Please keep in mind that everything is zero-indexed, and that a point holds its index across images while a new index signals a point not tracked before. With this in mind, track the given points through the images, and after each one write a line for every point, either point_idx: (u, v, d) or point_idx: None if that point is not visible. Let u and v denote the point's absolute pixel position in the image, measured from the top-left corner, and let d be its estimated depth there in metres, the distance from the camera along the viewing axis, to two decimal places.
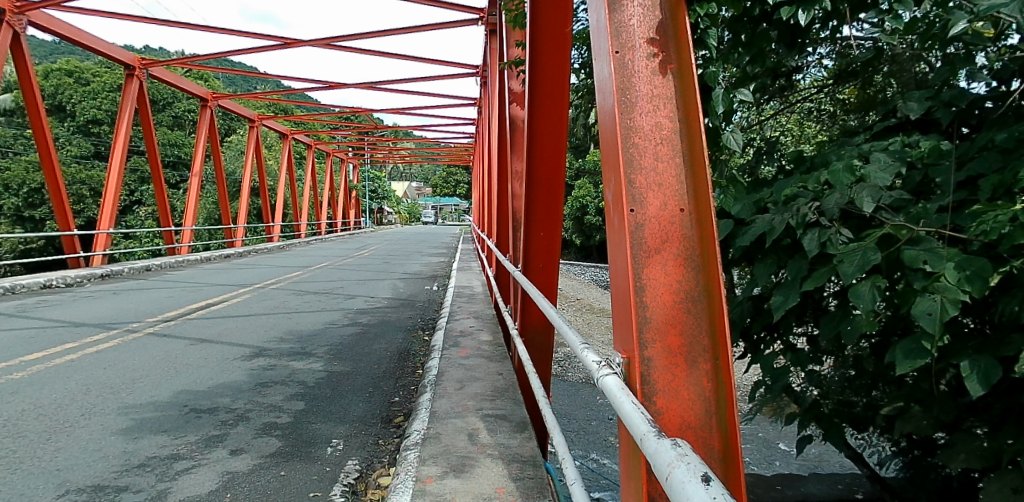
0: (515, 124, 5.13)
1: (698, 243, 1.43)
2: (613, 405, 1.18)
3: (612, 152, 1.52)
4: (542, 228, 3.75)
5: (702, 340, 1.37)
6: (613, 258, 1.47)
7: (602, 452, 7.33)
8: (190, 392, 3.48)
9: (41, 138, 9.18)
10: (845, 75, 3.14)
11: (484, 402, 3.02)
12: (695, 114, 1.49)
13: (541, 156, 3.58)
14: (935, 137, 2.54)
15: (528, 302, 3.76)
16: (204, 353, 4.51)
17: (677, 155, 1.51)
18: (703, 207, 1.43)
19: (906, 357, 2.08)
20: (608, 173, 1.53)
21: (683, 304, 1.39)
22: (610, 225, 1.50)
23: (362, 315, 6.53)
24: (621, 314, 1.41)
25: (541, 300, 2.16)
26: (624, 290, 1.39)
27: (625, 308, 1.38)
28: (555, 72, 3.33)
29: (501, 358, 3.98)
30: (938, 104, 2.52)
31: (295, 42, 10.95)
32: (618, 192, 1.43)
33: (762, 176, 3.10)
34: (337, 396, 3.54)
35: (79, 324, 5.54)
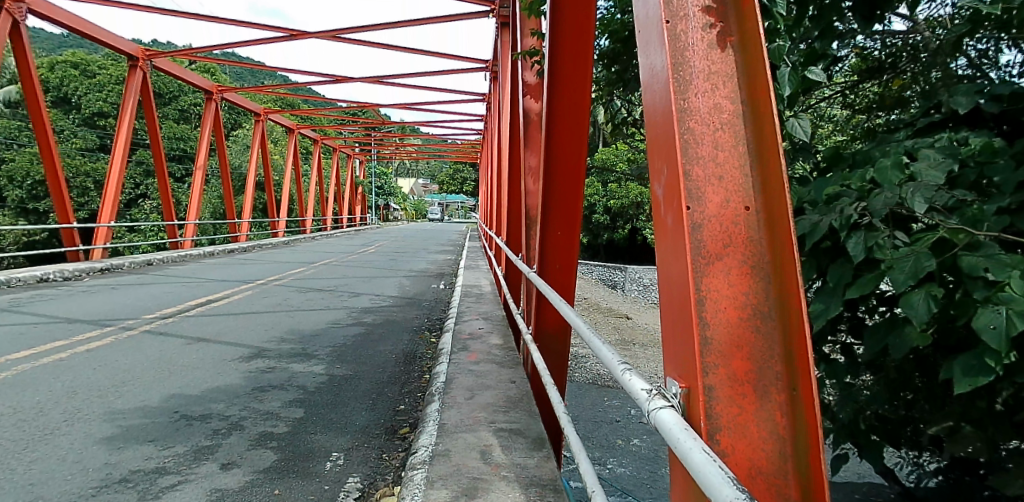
0: (529, 117, 4.90)
1: (768, 246, 1.19)
2: (671, 448, 0.94)
3: (661, 137, 1.28)
4: (560, 226, 3.44)
5: (775, 366, 1.14)
6: (664, 262, 1.24)
7: (610, 456, 7.12)
8: (182, 397, 3.27)
9: (41, 128, 9.00)
10: (870, 72, 2.92)
11: (497, 414, 2.78)
12: (763, 92, 1.25)
13: (561, 150, 3.34)
14: (987, 135, 2.23)
15: (544, 304, 3.52)
16: (199, 354, 4.30)
17: (740, 143, 1.27)
18: (772, 205, 1.19)
19: (964, 377, 1.78)
20: (657, 162, 1.29)
21: (751, 322, 1.15)
22: (660, 225, 1.26)
23: (367, 315, 6.32)
24: (675, 332, 1.18)
25: (566, 311, 1.91)
26: (681, 304, 1.16)
27: (681, 327, 1.15)
28: (576, 61, 3.11)
29: (513, 364, 3.75)
30: (988, 97, 2.24)
31: (301, 34, 10.72)
32: (672, 183, 1.19)
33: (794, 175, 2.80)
34: (339, 403, 3.32)
35: (73, 320, 5.34)
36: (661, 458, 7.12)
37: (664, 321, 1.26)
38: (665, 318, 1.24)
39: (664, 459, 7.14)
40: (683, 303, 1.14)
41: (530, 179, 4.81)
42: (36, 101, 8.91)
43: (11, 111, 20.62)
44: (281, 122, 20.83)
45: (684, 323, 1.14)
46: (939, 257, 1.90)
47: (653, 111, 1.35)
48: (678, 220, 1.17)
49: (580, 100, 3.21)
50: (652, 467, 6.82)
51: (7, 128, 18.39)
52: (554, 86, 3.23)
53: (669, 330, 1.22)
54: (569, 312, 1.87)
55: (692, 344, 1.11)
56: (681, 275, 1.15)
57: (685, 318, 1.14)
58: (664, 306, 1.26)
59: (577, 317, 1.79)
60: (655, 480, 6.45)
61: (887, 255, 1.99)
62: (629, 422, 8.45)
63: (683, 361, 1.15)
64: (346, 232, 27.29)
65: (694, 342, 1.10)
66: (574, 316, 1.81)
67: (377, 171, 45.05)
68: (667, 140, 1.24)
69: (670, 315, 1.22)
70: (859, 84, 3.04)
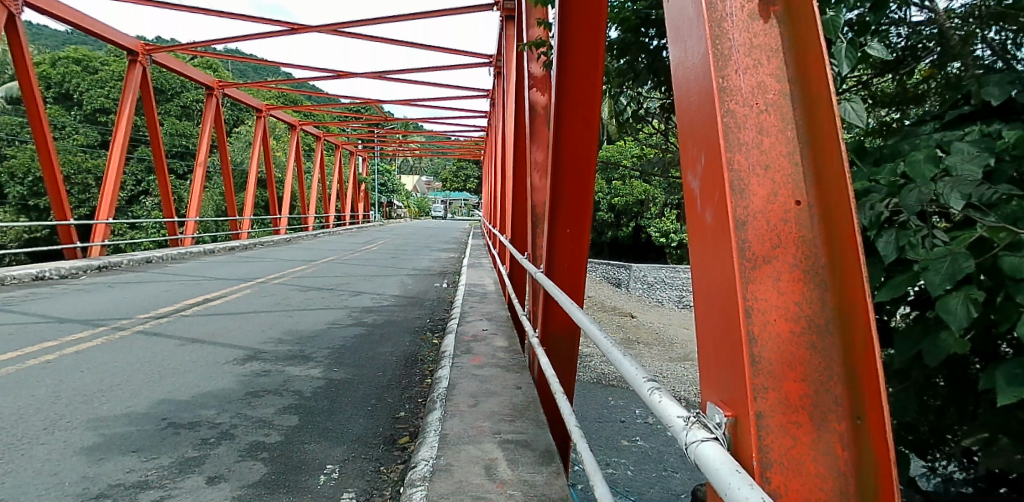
0: (534, 110, 4.72)
1: (824, 248, 1.02)
2: (716, 489, 0.74)
3: (697, 119, 1.10)
4: (569, 223, 3.26)
5: (834, 390, 0.96)
6: (702, 265, 1.07)
7: (615, 456, 6.97)
8: (172, 403, 3.12)
9: (37, 123, 8.85)
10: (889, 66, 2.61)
11: (502, 424, 2.62)
12: (816, 68, 1.07)
13: (569, 144, 3.17)
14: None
15: (551, 304, 3.35)
16: (192, 356, 4.14)
17: (788, 128, 1.10)
18: (828, 198, 1.02)
19: (1009, 388, 1.51)
20: (691, 147, 1.11)
21: (805, 338, 0.98)
22: (696, 223, 1.09)
23: (368, 314, 6.17)
24: (717, 347, 1.01)
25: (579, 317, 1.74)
26: (724, 316, 0.98)
27: (726, 343, 0.97)
28: (586, 52, 2.93)
29: (519, 367, 3.57)
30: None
31: (302, 28, 10.53)
32: (712, 172, 1.02)
33: None
34: (336, 409, 3.15)
35: (64, 320, 5.20)
36: (667, 459, 6.97)
37: (700, 332, 1.09)
38: (704, 332, 1.07)
39: (670, 460, 6.97)
40: (727, 315, 0.97)
41: (536, 174, 4.61)
42: (31, 96, 8.77)
43: (12, 107, 20.53)
44: (284, 119, 20.70)
45: (728, 336, 0.97)
46: (977, 258, 1.64)
47: (685, 89, 1.17)
48: (719, 216, 0.99)
49: (590, 93, 3.03)
50: (658, 468, 6.66)
51: (8, 124, 18.30)
52: (562, 80, 3.06)
53: (709, 343, 1.05)
54: (582, 318, 1.70)
55: (737, 361, 0.94)
56: (725, 280, 0.97)
57: (730, 331, 0.96)
58: (701, 315, 1.08)
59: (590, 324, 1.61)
60: (662, 482, 6.28)
61: (921, 256, 1.74)
62: (634, 422, 8.29)
63: (728, 381, 0.97)
64: (349, 229, 27.17)
65: (742, 359, 0.93)
66: (587, 322, 1.63)
67: (381, 168, 44.89)
68: (703, 121, 1.06)
69: (709, 328, 1.04)
70: (872, 78, 2.74)
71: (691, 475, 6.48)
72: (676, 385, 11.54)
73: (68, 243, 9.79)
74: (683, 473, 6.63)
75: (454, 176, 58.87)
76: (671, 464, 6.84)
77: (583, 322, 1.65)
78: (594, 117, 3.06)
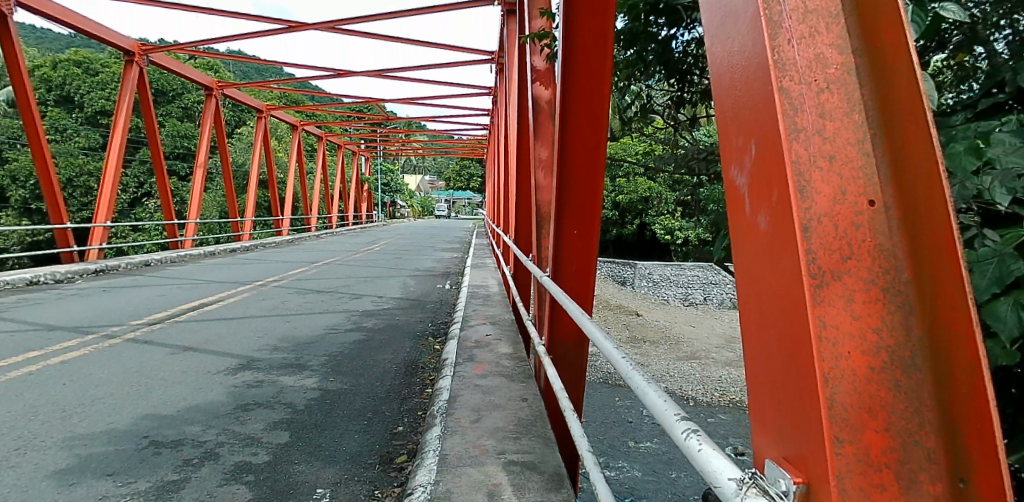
0: (538, 105, 4.50)
1: (908, 260, 0.81)
2: None
3: (742, 98, 0.89)
4: (576, 224, 3.06)
5: (926, 443, 0.76)
6: (751, 281, 0.87)
7: (622, 459, 6.77)
8: (154, 418, 2.93)
9: (31, 125, 8.71)
10: None
11: (506, 441, 2.42)
12: (893, 36, 0.86)
13: (576, 140, 2.96)
14: None
15: (559, 312, 3.15)
16: (183, 365, 3.96)
17: (856, 110, 0.89)
18: (912, 198, 0.81)
19: None
20: (736, 133, 0.91)
21: (888, 378, 0.78)
22: (745, 230, 0.88)
23: (368, 318, 5.99)
24: (776, 385, 0.81)
25: (604, 343, 1.53)
26: (786, 347, 0.78)
27: (789, 381, 0.77)
28: (593, 46, 2.73)
29: (524, 377, 3.36)
30: None
31: (300, 26, 10.33)
32: (763, 167, 0.81)
33: None
34: (329, 424, 2.96)
35: (54, 327, 5.04)
36: (676, 461, 6.77)
37: (749, 361, 0.90)
38: (755, 364, 0.87)
39: (679, 463, 6.75)
40: (787, 347, 0.77)
41: (541, 173, 4.41)
42: (25, 97, 8.63)
43: (13, 111, 20.50)
44: (284, 119, 20.55)
45: (789, 371, 0.77)
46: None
47: (725, 63, 0.95)
48: (777, 219, 0.79)
49: (599, 87, 2.81)
50: (666, 471, 6.45)
51: (9, 127, 18.22)
52: (569, 75, 2.85)
53: (764, 374, 0.85)
54: (607, 346, 1.50)
55: (804, 404, 0.74)
56: (784, 301, 0.78)
57: (792, 364, 0.77)
58: (752, 340, 0.89)
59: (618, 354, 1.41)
60: (671, 486, 6.07)
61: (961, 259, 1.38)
62: (641, 422, 8.09)
63: (789, 427, 0.78)
64: (352, 229, 27.04)
65: (811, 403, 0.73)
66: (616, 351, 1.44)
67: (383, 168, 44.77)
68: (750, 102, 0.86)
69: (762, 361, 0.84)
70: None
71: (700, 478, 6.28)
72: (682, 384, 11.34)
73: (65, 247, 9.66)
74: (692, 476, 6.41)
75: (457, 175, 58.65)
76: (680, 467, 6.62)
77: (612, 353, 1.45)
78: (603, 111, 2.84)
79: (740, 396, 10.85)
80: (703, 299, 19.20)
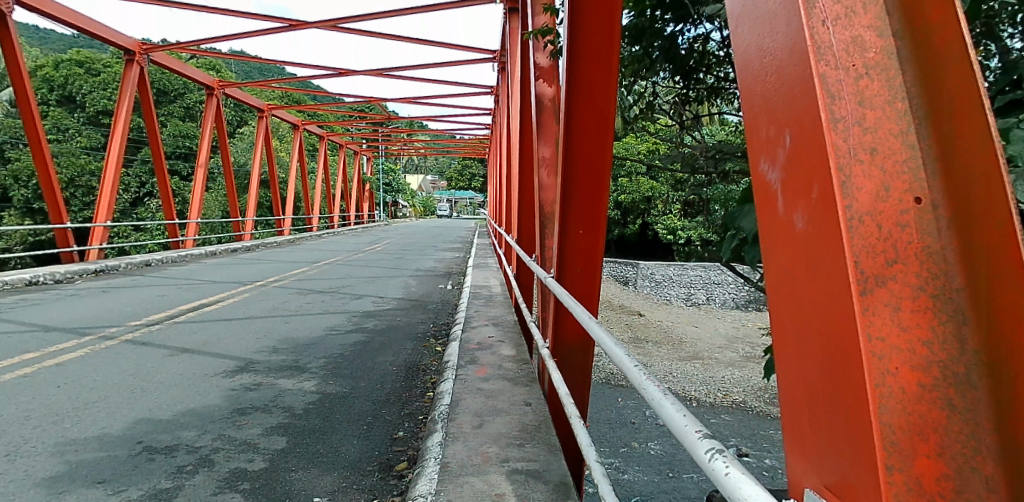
0: (541, 102, 4.41)
1: (961, 265, 0.73)
2: None
3: (773, 87, 0.82)
4: (582, 224, 2.97)
5: (983, 469, 0.68)
6: (785, 286, 0.80)
7: (624, 460, 6.69)
8: (148, 423, 2.86)
9: (31, 124, 8.65)
10: None
11: (510, 449, 2.34)
12: (941, 18, 0.77)
13: (581, 137, 2.88)
14: None
15: (563, 313, 3.07)
16: (180, 368, 3.89)
17: (898, 100, 0.80)
18: (965, 197, 0.73)
19: None
20: (765, 125, 0.83)
21: (938, 397, 0.70)
22: (780, 231, 0.81)
23: (369, 319, 5.91)
24: (815, 401, 0.75)
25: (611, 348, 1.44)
26: (828, 359, 0.71)
27: (830, 397, 0.71)
28: (599, 44, 2.64)
29: (528, 381, 3.28)
30: None
31: (301, 24, 10.24)
32: (800, 167, 0.74)
33: None
34: (328, 429, 2.88)
35: (51, 328, 4.98)
36: (681, 462, 6.69)
37: (783, 372, 0.83)
38: (790, 376, 0.80)
39: (684, 464, 6.67)
40: (832, 365, 0.71)
41: (545, 171, 4.32)
42: (24, 96, 8.56)
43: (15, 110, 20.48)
44: (286, 118, 20.48)
45: (832, 390, 0.71)
46: None
47: (749, 50, 0.87)
48: (815, 226, 0.72)
49: (605, 86, 2.73)
50: (670, 473, 6.37)
51: (10, 127, 18.21)
52: (573, 74, 2.77)
53: (800, 387, 0.78)
54: (616, 350, 1.41)
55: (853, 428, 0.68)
56: (828, 312, 0.71)
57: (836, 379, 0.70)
58: (789, 350, 0.82)
59: (629, 362, 1.32)
60: (675, 488, 5.99)
61: None
62: (645, 423, 8.01)
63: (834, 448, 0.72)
64: (353, 229, 26.98)
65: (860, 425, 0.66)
66: (626, 358, 1.35)
67: (385, 167, 44.70)
68: (782, 93, 0.78)
69: (798, 372, 0.78)
70: None
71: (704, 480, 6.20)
72: (686, 385, 11.26)
73: (65, 246, 9.61)
74: (695, 477, 6.34)
75: (459, 175, 58.57)
76: (685, 468, 6.55)
77: (621, 360, 1.36)
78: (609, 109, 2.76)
79: (744, 396, 10.77)
80: (706, 300, 19.10)
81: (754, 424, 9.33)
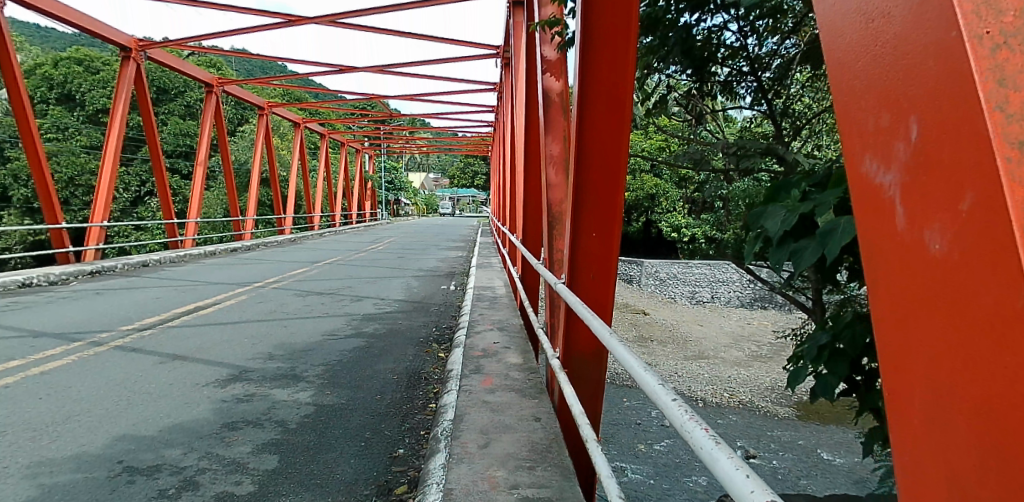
0: (548, 97, 4.21)
1: None
2: None
3: (886, 66, 0.64)
4: (595, 226, 2.78)
5: None
6: (912, 318, 0.62)
7: (630, 462, 6.51)
8: (131, 440, 2.68)
9: (24, 123, 8.47)
10: None
11: (520, 473, 2.14)
12: None
13: (595, 132, 2.68)
14: None
15: (574, 322, 2.87)
16: (170, 376, 3.70)
17: None
18: None
19: None
20: (870, 112, 0.68)
21: None
22: (902, 245, 0.63)
23: (369, 323, 5.73)
24: (975, 472, 0.55)
25: (649, 382, 1.26)
26: (991, 421, 0.52)
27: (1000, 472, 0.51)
28: (617, 37, 2.49)
29: (536, 392, 3.09)
30: None
31: (301, 20, 10.04)
32: (935, 152, 0.56)
33: None
34: (323, 446, 2.70)
35: (40, 334, 4.80)
36: (689, 463, 6.50)
37: (907, 421, 0.64)
38: (921, 433, 0.62)
39: (691, 466, 6.49)
40: (992, 419, 0.52)
41: (552, 169, 4.12)
42: (17, 94, 8.38)
43: None
44: (287, 116, 20.31)
45: (1006, 457, 0.51)
46: None
47: (836, 32, 0.74)
48: (961, 235, 0.54)
49: (620, 81, 2.56)
50: (678, 475, 6.18)
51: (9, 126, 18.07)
52: (586, 70, 2.59)
53: (946, 458, 0.59)
54: (655, 386, 1.22)
55: None
56: (985, 342, 0.52)
57: (1004, 440, 0.51)
58: (915, 403, 0.63)
59: (673, 404, 1.13)
60: (682, 491, 5.81)
61: None
62: (650, 424, 7.82)
63: None
64: (356, 228, 26.83)
65: None
66: (668, 397, 1.16)
67: (387, 165, 44.56)
68: (893, 68, 0.63)
69: (936, 428, 0.59)
70: None
71: (713, 483, 6.01)
72: (691, 384, 11.09)
73: (61, 247, 9.45)
74: (704, 480, 6.15)
75: (461, 173, 58.35)
76: (692, 470, 6.37)
77: (662, 400, 1.17)
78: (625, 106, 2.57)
79: (751, 396, 10.60)
80: (711, 298, 18.90)
81: (762, 425, 9.17)
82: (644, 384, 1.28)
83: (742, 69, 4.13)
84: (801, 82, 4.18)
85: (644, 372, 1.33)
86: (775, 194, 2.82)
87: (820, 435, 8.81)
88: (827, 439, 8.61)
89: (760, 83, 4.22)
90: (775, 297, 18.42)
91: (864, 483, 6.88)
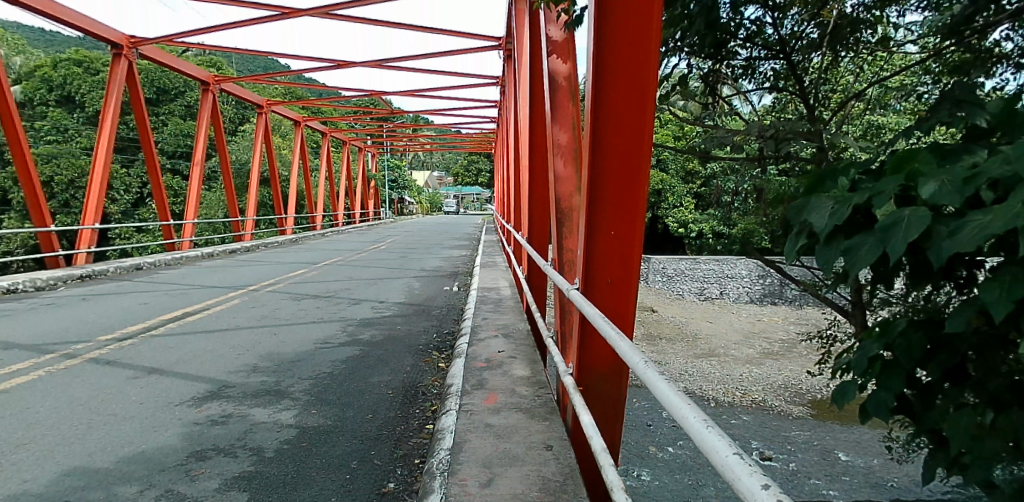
0: (554, 80, 3.82)
1: None
2: None
3: None
4: (614, 223, 2.40)
5: None
6: None
7: (639, 466, 6.12)
8: (81, 475, 2.34)
9: (8, 123, 8.10)
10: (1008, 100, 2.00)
11: None
12: None
13: (611, 113, 2.29)
14: None
15: (588, 331, 2.50)
16: (140, 394, 3.35)
17: None
18: None
19: None
20: None
21: None
22: None
23: (366, 328, 5.39)
24: None
25: (718, 450, 0.84)
26: None
27: None
28: None
29: (547, 413, 2.71)
30: None
31: (295, 12, 9.68)
32: None
33: (965, 157, 1.93)
34: (302, 480, 2.35)
35: (12, 346, 4.46)
36: (702, 466, 6.10)
37: None
38: None
39: (704, 471, 6.11)
40: None
41: (560, 161, 3.74)
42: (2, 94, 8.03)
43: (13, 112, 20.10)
44: (287, 114, 20.02)
45: None
46: None
47: None
48: None
49: (642, 61, 2.18)
50: (690, 479, 5.81)
51: None
52: (601, 53, 2.22)
53: None
54: (730, 460, 0.81)
55: None
56: None
57: None
58: None
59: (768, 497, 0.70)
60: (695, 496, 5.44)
61: None
62: (662, 425, 7.44)
63: None
64: (359, 228, 26.52)
65: None
66: (757, 484, 0.73)
67: (391, 164, 44.26)
68: None
69: None
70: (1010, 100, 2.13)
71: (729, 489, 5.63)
72: (702, 383, 10.67)
73: (51, 251, 9.12)
74: (717, 484, 5.77)
75: (464, 170, 58.08)
76: (705, 475, 5.97)
77: (746, 487, 0.74)
78: (649, 90, 2.19)
79: (764, 395, 10.17)
80: (720, 294, 18.42)
81: (777, 425, 8.76)
82: (708, 448, 0.87)
83: (762, 53, 3.79)
84: (820, 67, 3.88)
85: (706, 429, 0.92)
86: (818, 184, 2.38)
87: (837, 435, 8.42)
88: (845, 439, 8.19)
89: (780, 67, 3.89)
90: (786, 291, 18.00)
91: (888, 486, 6.47)
